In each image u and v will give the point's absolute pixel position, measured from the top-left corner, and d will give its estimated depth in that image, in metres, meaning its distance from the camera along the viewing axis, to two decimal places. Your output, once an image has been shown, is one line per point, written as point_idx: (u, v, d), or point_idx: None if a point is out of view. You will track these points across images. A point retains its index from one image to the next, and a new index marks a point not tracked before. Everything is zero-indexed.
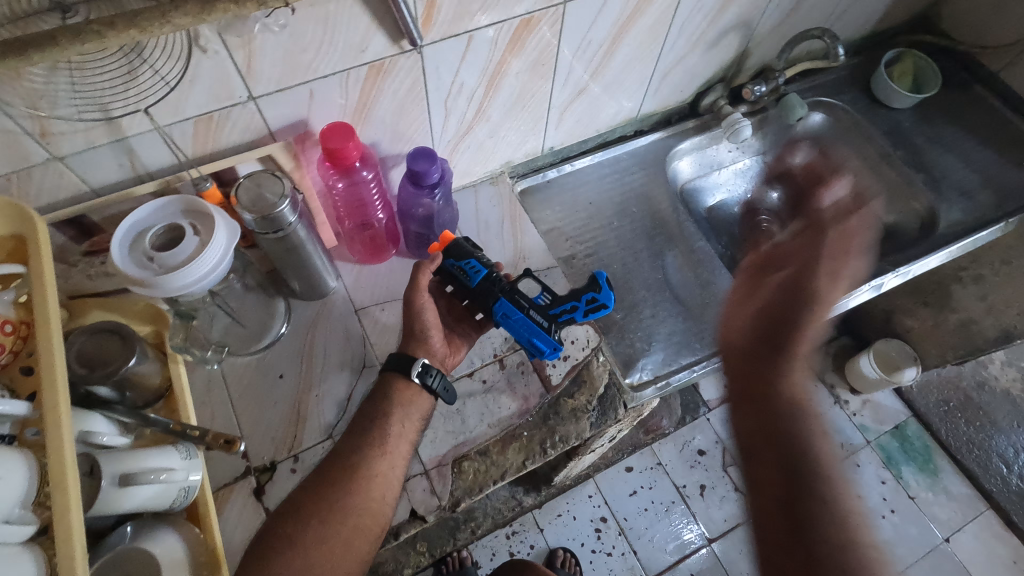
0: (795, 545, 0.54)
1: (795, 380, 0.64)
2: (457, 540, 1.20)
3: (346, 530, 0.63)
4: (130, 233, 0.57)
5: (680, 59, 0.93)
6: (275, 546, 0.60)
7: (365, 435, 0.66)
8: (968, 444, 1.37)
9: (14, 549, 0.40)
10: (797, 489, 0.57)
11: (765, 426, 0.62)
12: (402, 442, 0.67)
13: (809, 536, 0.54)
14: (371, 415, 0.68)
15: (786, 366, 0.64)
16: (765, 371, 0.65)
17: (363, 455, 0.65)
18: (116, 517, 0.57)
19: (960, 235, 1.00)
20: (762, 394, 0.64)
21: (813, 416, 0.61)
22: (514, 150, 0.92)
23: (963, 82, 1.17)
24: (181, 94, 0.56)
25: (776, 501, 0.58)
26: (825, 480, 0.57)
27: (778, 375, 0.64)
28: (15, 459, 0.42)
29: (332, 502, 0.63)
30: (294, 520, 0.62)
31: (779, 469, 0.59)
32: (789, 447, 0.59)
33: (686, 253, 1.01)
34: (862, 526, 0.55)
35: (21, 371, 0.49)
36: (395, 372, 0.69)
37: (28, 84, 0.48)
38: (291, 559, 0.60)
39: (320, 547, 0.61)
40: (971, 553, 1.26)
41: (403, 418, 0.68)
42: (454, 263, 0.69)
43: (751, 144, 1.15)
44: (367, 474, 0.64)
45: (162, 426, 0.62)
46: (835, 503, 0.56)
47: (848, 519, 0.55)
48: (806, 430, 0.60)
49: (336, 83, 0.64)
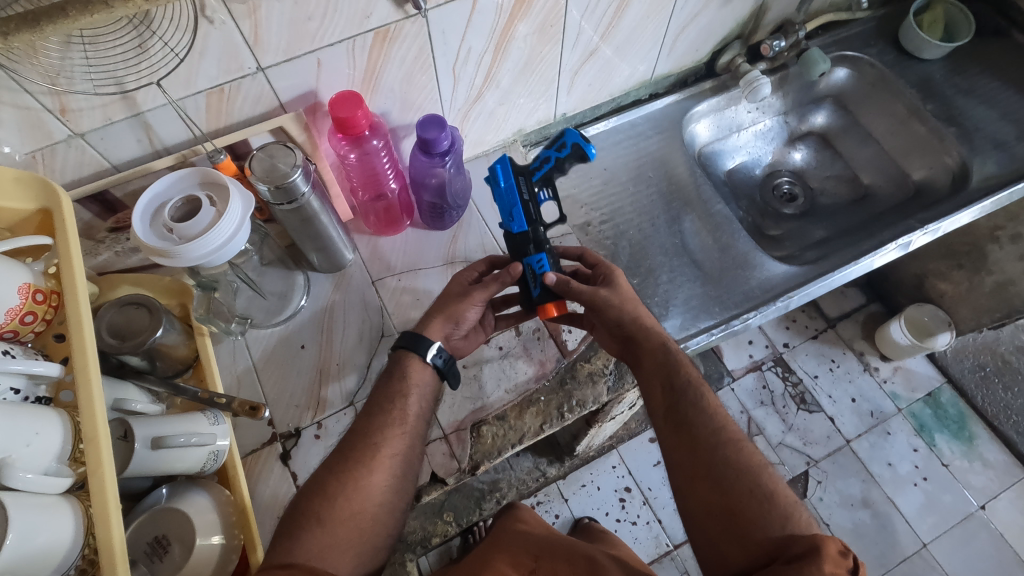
0: (702, 485, 0.57)
1: (646, 351, 0.66)
2: (483, 511, 1.16)
3: (372, 507, 0.59)
4: (150, 208, 0.59)
5: (694, 16, 0.90)
6: (302, 525, 0.56)
7: (383, 413, 0.63)
8: (1005, 410, 1.32)
9: (53, 499, 0.43)
10: (687, 440, 0.59)
11: (654, 384, 0.64)
12: (420, 422, 0.65)
13: (711, 472, 0.56)
14: (390, 394, 0.64)
15: (640, 342, 0.66)
16: (632, 347, 0.68)
17: (383, 432, 0.62)
18: (152, 479, 0.61)
19: (994, 189, 0.96)
20: (644, 361, 0.66)
21: (683, 368, 0.64)
22: (526, 118, 0.92)
23: (998, 29, 1.11)
24: (191, 67, 0.57)
25: (678, 446, 0.60)
26: (713, 419, 0.60)
27: (642, 345, 0.66)
28: (49, 418, 0.44)
29: (357, 479, 0.59)
30: (320, 501, 0.57)
31: (669, 418, 0.62)
32: (676, 396, 0.62)
33: (704, 216, 0.98)
34: (753, 453, 0.58)
35: (54, 337, 0.53)
36: (408, 350, 0.66)
37: (45, 60, 0.50)
38: (321, 537, 0.55)
39: (349, 525, 0.57)
40: (1009, 521, 1.23)
41: (419, 398, 0.65)
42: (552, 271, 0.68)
43: (773, 102, 1.12)
44: (388, 452, 0.61)
45: (191, 394, 0.64)
46: (726, 436, 0.59)
47: (739, 449, 0.58)
48: (689, 379, 0.63)
49: (344, 51, 0.64)
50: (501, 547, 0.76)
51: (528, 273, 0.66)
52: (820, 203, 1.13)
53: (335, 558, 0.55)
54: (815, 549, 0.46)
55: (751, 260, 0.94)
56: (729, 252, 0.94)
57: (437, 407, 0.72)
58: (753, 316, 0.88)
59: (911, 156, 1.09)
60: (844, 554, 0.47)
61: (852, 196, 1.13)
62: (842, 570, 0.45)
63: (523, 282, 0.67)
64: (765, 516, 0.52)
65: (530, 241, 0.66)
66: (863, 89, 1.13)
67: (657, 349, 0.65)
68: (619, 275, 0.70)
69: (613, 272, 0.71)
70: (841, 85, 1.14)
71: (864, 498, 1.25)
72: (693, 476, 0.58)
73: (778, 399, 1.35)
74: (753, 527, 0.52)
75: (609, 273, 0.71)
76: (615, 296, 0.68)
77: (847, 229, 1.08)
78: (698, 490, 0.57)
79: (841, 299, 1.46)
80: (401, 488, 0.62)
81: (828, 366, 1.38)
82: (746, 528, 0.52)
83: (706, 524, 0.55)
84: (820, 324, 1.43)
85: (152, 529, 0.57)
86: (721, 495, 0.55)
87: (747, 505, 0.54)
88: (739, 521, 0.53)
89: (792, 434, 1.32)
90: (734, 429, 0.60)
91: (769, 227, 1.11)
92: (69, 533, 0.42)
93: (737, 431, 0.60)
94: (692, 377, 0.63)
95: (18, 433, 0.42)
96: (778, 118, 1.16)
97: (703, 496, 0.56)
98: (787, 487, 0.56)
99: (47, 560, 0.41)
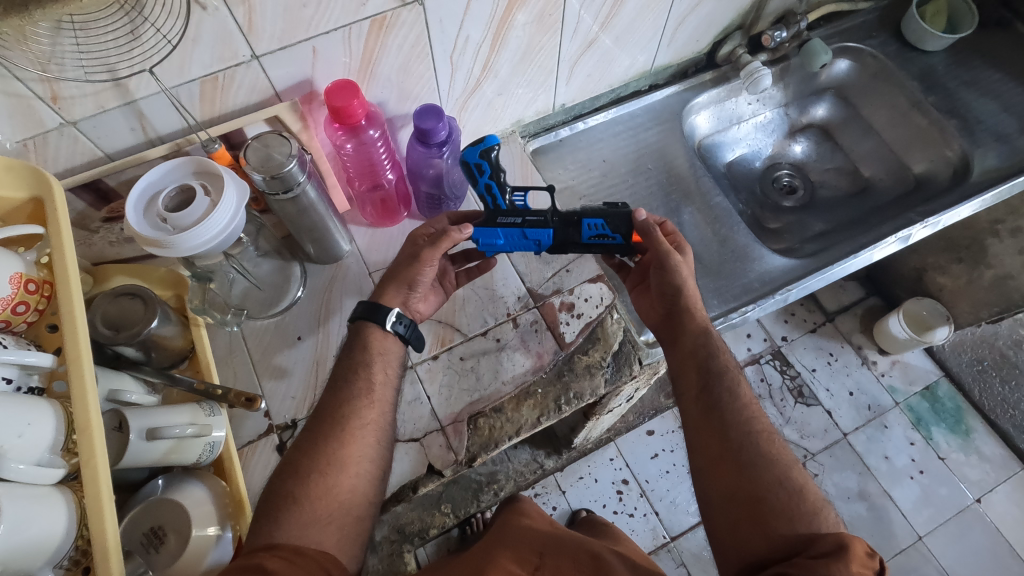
0: (730, 468, 0.57)
1: (688, 332, 0.66)
2: (480, 503, 1.18)
3: (350, 480, 0.59)
4: (144, 196, 0.58)
5: (695, 6, 0.89)
6: (279, 506, 0.56)
7: (350, 385, 0.63)
8: (1002, 404, 1.32)
9: (46, 490, 0.42)
10: (719, 422, 0.59)
11: (688, 366, 0.64)
12: (388, 390, 0.65)
13: (741, 457, 0.57)
14: (353, 366, 0.64)
15: (684, 320, 0.66)
16: (673, 325, 0.67)
17: (351, 404, 0.62)
18: (148, 470, 0.60)
19: (995, 182, 0.95)
20: (680, 342, 0.66)
21: (721, 353, 0.64)
22: (524, 108, 0.91)
23: (1002, 20, 1.10)
24: (184, 53, 0.56)
25: (705, 428, 0.60)
26: (746, 409, 0.60)
27: (683, 325, 0.66)
28: (41, 407, 0.44)
29: (330, 454, 0.59)
30: (293, 478, 0.57)
31: (699, 400, 0.62)
32: (711, 380, 0.62)
33: (703, 208, 0.97)
34: (782, 447, 0.58)
35: (47, 327, 0.52)
36: (368, 321, 0.66)
37: (35, 46, 0.49)
38: (300, 516, 0.55)
39: (327, 499, 0.57)
40: (1005, 513, 1.23)
41: (384, 366, 0.65)
42: (603, 226, 0.65)
43: (773, 94, 1.12)
44: (359, 424, 0.61)
45: (187, 385, 0.64)
46: (757, 426, 0.59)
47: (769, 441, 0.58)
48: (724, 366, 0.63)
49: (339, 40, 0.63)
50: (505, 542, 0.76)
51: (608, 241, 0.66)
52: (819, 195, 1.13)
53: (317, 531, 0.55)
54: (842, 548, 0.47)
55: (750, 253, 0.93)
56: (728, 244, 0.94)
57: (433, 399, 0.72)
58: (751, 308, 0.88)
59: (912, 148, 1.09)
60: (870, 555, 0.47)
61: (852, 188, 1.13)
62: (868, 570, 0.46)
63: (610, 248, 0.67)
64: (790, 510, 0.53)
65: (568, 229, 0.64)
66: (865, 81, 1.12)
67: (702, 330, 0.66)
68: (688, 249, 0.70)
69: (684, 244, 0.70)
70: (842, 77, 1.13)
71: (861, 491, 1.26)
72: (718, 461, 0.58)
73: (776, 392, 1.35)
74: (777, 518, 0.52)
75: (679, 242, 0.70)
76: (684, 265, 0.67)
77: (846, 222, 1.08)
78: (724, 474, 0.57)
79: (840, 292, 1.45)
80: (377, 458, 0.62)
81: (826, 359, 1.38)
82: (771, 518, 0.52)
83: (727, 510, 0.55)
84: (818, 318, 1.43)
85: (148, 520, 0.57)
86: (747, 481, 0.55)
87: (774, 496, 0.54)
88: (763, 510, 0.53)
89: (790, 427, 1.32)
90: (766, 420, 0.60)
91: (768, 220, 1.10)
92: (61, 525, 0.42)
93: (769, 422, 0.60)
94: (731, 363, 0.64)
95: (11, 424, 0.42)
96: (779, 110, 1.15)
97: (729, 480, 0.56)
98: (814, 484, 0.56)
99: (39, 552, 0.41)
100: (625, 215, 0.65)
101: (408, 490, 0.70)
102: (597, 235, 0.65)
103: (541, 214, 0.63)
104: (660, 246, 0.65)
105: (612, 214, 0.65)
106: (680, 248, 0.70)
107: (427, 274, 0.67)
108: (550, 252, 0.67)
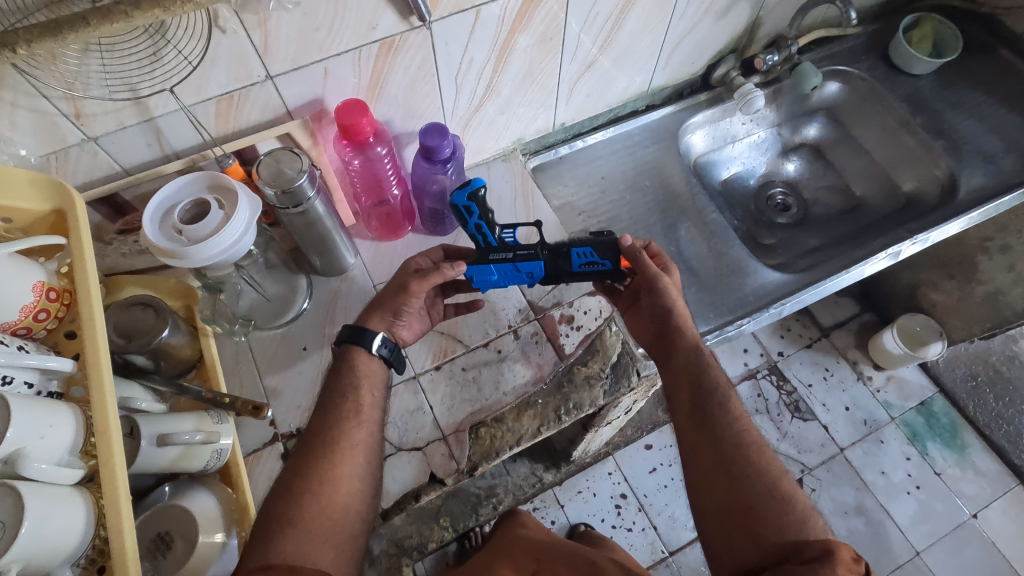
0: (722, 482, 0.58)
1: (679, 349, 0.67)
2: (479, 517, 1.14)
3: (342, 499, 0.61)
4: (161, 209, 0.60)
5: (690, 29, 0.93)
6: (273, 527, 0.57)
7: (337, 406, 0.64)
8: (997, 419, 1.34)
9: (66, 489, 0.44)
10: (711, 437, 0.61)
11: (680, 382, 0.66)
12: (376, 411, 0.66)
13: (732, 470, 0.58)
14: (341, 388, 0.65)
15: (675, 338, 0.68)
16: (665, 343, 0.69)
17: (340, 425, 0.63)
18: (155, 477, 0.61)
19: (981, 201, 0.98)
20: (673, 359, 0.67)
21: (712, 369, 0.65)
22: (525, 127, 0.94)
23: (986, 45, 1.14)
24: (203, 74, 0.59)
25: (698, 442, 0.62)
26: (737, 422, 0.61)
27: (674, 343, 0.68)
28: (62, 409, 0.46)
29: (321, 474, 0.60)
30: (288, 500, 0.58)
31: (691, 416, 0.64)
32: (703, 395, 0.64)
33: (699, 225, 1.01)
34: (772, 458, 0.59)
35: (65, 335, 0.54)
36: (353, 344, 0.67)
37: (63, 66, 0.52)
38: (295, 536, 0.56)
39: (321, 517, 0.59)
40: (1001, 529, 1.24)
41: (372, 388, 0.67)
42: (593, 253, 0.66)
43: (766, 115, 1.15)
44: (348, 444, 0.63)
45: (195, 394, 0.65)
46: (748, 438, 0.61)
47: (760, 453, 0.59)
48: (716, 381, 0.64)
49: (349, 61, 0.66)
50: (505, 552, 0.77)
51: (598, 268, 0.67)
52: (813, 213, 1.15)
53: (313, 550, 0.57)
54: (829, 552, 0.48)
55: (745, 268, 0.96)
56: (723, 259, 0.97)
57: (436, 408, 0.73)
58: (747, 322, 0.90)
59: (901, 167, 1.12)
60: (856, 560, 0.48)
61: (844, 206, 1.15)
62: (854, 574, 0.46)
63: (601, 274, 0.68)
64: (780, 520, 0.54)
65: (558, 259, 0.65)
66: (856, 102, 1.16)
67: (693, 348, 0.67)
68: (676, 270, 0.72)
69: (670, 265, 0.72)
70: (833, 98, 1.17)
71: (857, 506, 1.27)
72: (710, 473, 0.59)
73: (773, 407, 1.36)
74: (767, 527, 0.54)
75: (665, 262, 0.72)
76: (672, 285, 0.68)
77: (839, 238, 1.10)
78: (717, 488, 0.58)
79: (835, 308, 1.48)
80: (367, 476, 0.63)
81: (822, 374, 1.40)
82: (762, 528, 0.54)
83: (720, 521, 0.57)
84: (814, 333, 1.45)
85: (155, 525, 0.57)
86: (739, 493, 0.57)
87: (764, 506, 0.55)
88: (754, 520, 0.55)
89: (786, 442, 1.33)
90: (757, 432, 0.62)
91: (763, 236, 1.13)
92: (79, 523, 0.43)
93: (760, 435, 0.61)
94: (722, 378, 0.65)
95: (33, 425, 0.43)
96: (772, 130, 1.18)
97: (722, 493, 0.58)
98: (804, 493, 0.57)
99: (58, 549, 0.42)
100: (611, 241, 0.67)
101: (409, 499, 0.71)
102: (589, 262, 0.66)
103: (530, 247, 0.65)
104: (649, 268, 0.67)
105: (598, 241, 0.67)
106: (665, 267, 0.72)
107: (414, 304, 0.68)
108: (544, 284, 0.68)
